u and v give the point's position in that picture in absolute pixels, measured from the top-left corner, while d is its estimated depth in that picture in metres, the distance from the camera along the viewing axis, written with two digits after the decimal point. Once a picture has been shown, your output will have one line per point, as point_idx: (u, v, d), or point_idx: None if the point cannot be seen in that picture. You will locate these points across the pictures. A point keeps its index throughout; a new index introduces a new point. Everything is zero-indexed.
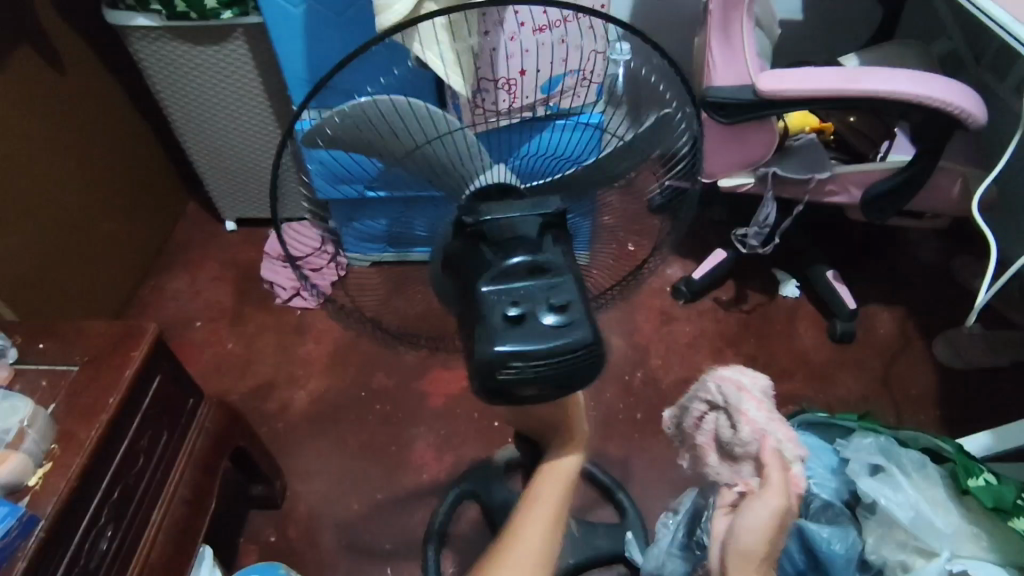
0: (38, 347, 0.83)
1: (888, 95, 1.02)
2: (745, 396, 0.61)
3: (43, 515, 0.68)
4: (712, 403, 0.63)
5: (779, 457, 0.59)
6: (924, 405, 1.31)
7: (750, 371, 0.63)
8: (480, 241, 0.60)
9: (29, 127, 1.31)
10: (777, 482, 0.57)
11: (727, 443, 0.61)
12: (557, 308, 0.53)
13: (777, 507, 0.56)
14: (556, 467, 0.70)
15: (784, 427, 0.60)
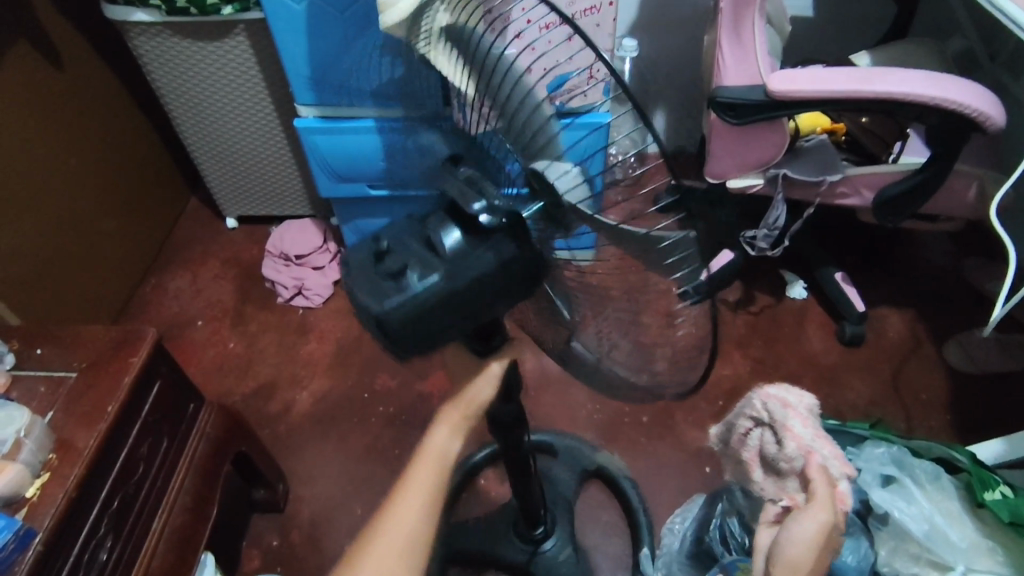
0: (35, 353, 0.81)
1: (902, 97, 1.00)
2: (790, 412, 0.59)
3: (41, 527, 0.67)
4: (757, 420, 0.62)
5: (825, 474, 0.57)
6: (934, 410, 1.29)
7: (796, 389, 0.62)
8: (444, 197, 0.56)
9: (27, 124, 1.29)
10: (823, 497, 0.55)
11: (772, 458, 0.60)
12: (394, 275, 0.51)
13: (825, 522, 0.54)
14: (432, 446, 0.65)
15: (830, 445, 0.58)
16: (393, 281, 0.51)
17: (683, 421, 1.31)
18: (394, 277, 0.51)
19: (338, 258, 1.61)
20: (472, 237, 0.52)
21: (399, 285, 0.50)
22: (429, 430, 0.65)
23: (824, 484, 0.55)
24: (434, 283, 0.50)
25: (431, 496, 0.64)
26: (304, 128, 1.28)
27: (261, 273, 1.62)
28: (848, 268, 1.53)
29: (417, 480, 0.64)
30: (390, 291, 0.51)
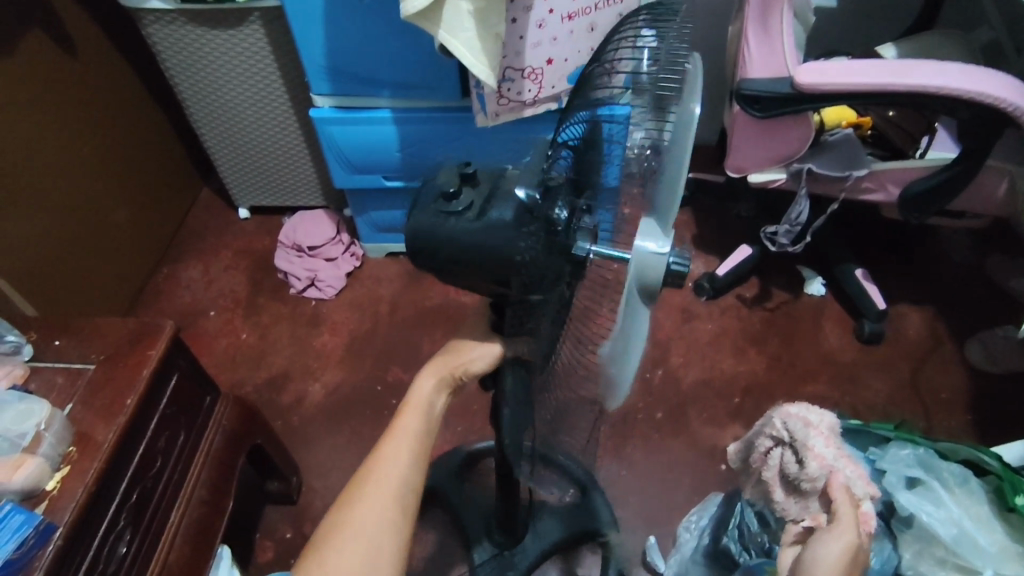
0: (54, 345, 0.80)
1: (934, 90, 0.97)
2: (809, 433, 0.74)
3: (61, 522, 0.66)
4: (778, 438, 0.78)
5: (846, 492, 0.68)
6: (955, 409, 1.27)
7: (818, 412, 0.76)
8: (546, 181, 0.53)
9: (41, 113, 1.28)
10: (846, 516, 0.64)
11: (794, 476, 0.74)
12: (445, 196, 0.53)
13: (850, 540, 0.61)
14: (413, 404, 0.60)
15: (849, 466, 0.71)
16: (442, 200, 0.52)
17: (697, 418, 1.29)
18: (444, 200, 0.52)
19: (351, 250, 1.60)
20: (529, 221, 0.51)
21: (448, 208, 0.52)
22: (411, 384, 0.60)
23: (847, 501, 0.65)
24: (462, 224, 0.51)
25: (413, 461, 0.59)
26: (319, 118, 1.25)
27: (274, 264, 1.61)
28: (868, 265, 1.50)
29: (400, 442, 0.59)
30: (439, 205, 0.52)
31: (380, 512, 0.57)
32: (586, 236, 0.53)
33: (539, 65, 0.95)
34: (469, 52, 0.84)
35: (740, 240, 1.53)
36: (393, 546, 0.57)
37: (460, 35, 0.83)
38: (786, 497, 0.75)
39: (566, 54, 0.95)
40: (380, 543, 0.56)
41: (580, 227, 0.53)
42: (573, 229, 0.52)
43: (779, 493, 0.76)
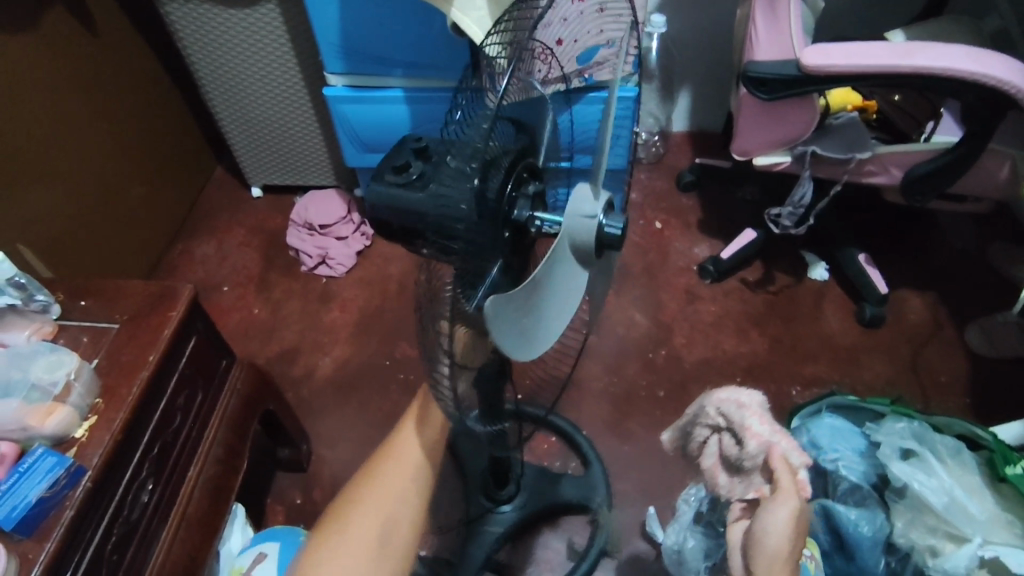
0: (80, 305, 0.84)
1: (941, 72, 0.99)
2: (746, 413, 0.63)
3: (90, 466, 0.70)
4: (714, 426, 0.66)
5: (788, 462, 0.59)
6: (952, 392, 1.30)
7: (746, 390, 0.66)
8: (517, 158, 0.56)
9: (63, 88, 1.31)
10: (789, 481, 0.57)
11: (734, 459, 0.63)
12: (395, 169, 0.55)
13: (795, 508, 0.55)
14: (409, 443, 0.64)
15: (788, 438, 0.61)
16: (394, 175, 0.54)
17: (698, 395, 1.32)
18: (396, 174, 0.55)
19: (362, 229, 1.63)
20: (484, 205, 0.51)
21: (406, 184, 0.54)
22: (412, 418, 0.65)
23: (790, 470, 0.57)
24: (412, 197, 0.53)
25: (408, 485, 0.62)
26: (333, 96, 1.28)
27: (286, 242, 1.64)
28: (870, 251, 1.52)
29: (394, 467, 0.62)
30: (393, 182, 0.54)
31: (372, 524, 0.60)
32: (528, 201, 0.55)
33: None
34: (479, 27, 0.90)
35: (744, 224, 1.55)
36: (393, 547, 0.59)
37: (472, 13, 0.90)
38: (727, 480, 0.64)
39: None
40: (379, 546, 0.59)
41: (525, 196, 0.55)
42: (517, 197, 0.55)
43: (720, 479, 0.65)
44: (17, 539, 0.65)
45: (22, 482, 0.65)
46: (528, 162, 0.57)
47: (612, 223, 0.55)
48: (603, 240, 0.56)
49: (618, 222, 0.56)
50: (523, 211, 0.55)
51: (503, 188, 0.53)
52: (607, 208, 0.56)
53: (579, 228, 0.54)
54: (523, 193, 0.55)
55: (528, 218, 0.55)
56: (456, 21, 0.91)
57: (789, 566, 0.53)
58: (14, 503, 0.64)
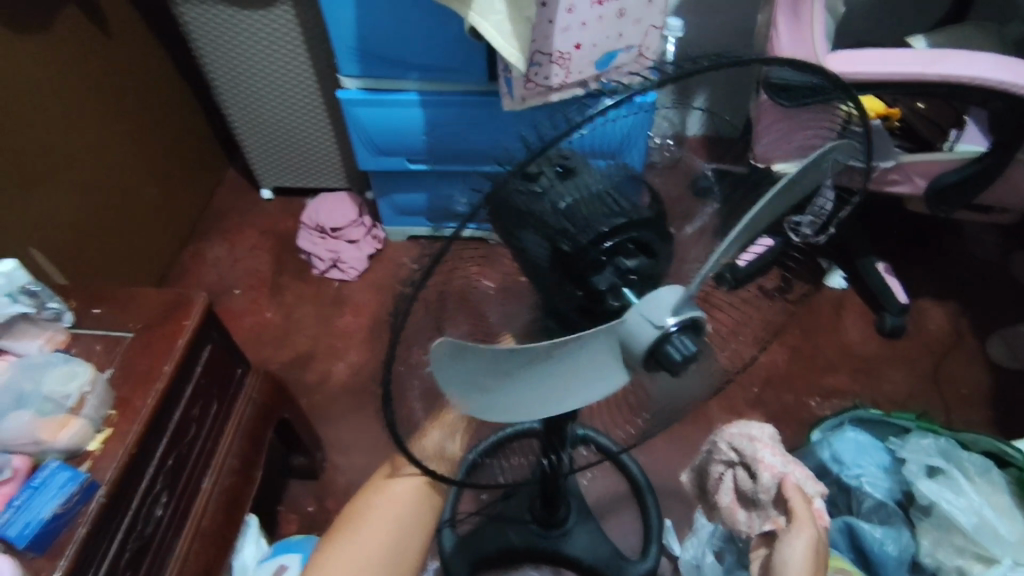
0: (94, 313, 0.83)
1: (969, 81, 0.97)
2: (758, 446, 0.61)
3: (104, 480, 0.68)
4: (728, 461, 0.63)
5: (801, 492, 0.58)
6: (975, 404, 1.27)
7: (756, 423, 0.63)
8: (626, 223, 0.54)
9: (76, 90, 1.30)
10: (804, 513, 0.56)
11: (749, 493, 0.60)
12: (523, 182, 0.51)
13: (810, 536, 0.55)
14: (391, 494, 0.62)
15: (801, 468, 0.60)
16: (522, 179, 0.50)
17: (716, 405, 1.30)
18: (524, 180, 0.50)
19: (374, 233, 1.61)
20: (560, 260, 0.54)
21: (524, 191, 0.51)
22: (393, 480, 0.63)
23: (803, 498, 0.57)
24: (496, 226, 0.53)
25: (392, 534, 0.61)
26: (347, 99, 1.26)
27: (298, 245, 1.63)
28: (891, 259, 1.50)
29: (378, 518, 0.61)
30: (519, 185, 0.50)
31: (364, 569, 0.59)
32: (610, 273, 0.54)
33: (567, 50, 1.00)
34: (499, 34, 0.88)
35: None
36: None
37: (492, 17, 0.88)
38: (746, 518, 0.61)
39: (593, 40, 1.00)
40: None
41: (614, 267, 0.54)
42: (605, 263, 0.54)
43: (737, 518, 0.62)
44: (30, 557, 0.64)
45: (35, 498, 0.64)
46: (640, 237, 0.55)
47: (681, 345, 0.49)
48: (661, 357, 0.50)
49: (686, 348, 0.49)
50: (605, 281, 0.54)
51: (591, 246, 0.53)
52: (685, 327, 0.50)
53: (636, 329, 0.50)
54: (613, 262, 0.55)
55: (607, 291, 0.54)
56: (474, 26, 0.89)
57: None
58: (28, 519, 0.62)
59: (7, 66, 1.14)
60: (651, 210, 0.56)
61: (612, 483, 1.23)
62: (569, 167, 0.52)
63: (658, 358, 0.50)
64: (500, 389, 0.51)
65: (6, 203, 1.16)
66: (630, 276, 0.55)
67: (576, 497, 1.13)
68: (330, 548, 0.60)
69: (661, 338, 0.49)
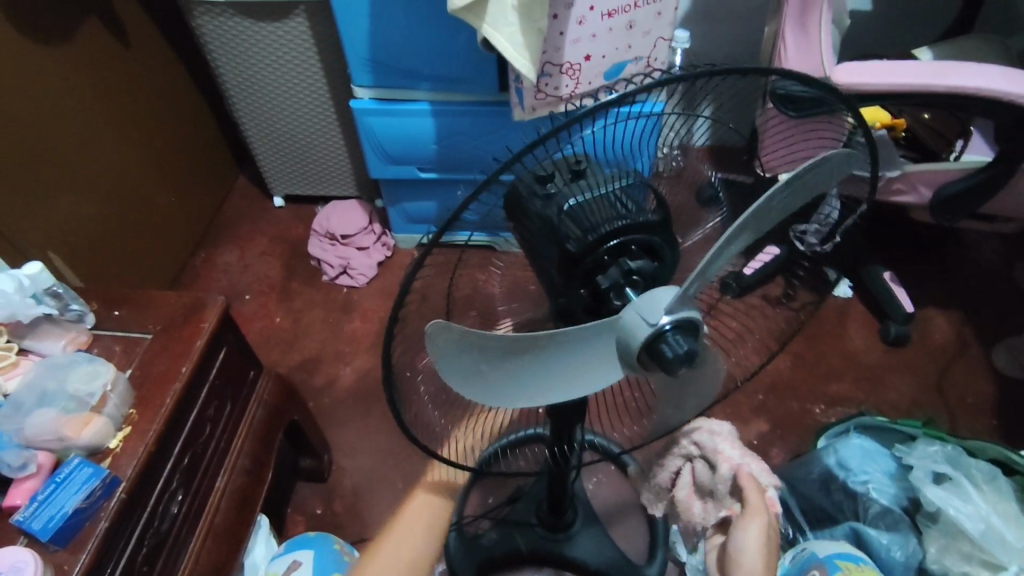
0: (114, 315, 0.84)
1: (975, 92, 0.98)
2: (718, 440, 0.75)
3: (125, 476, 0.70)
4: (688, 456, 0.77)
5: (755, 482, 0.68)
6: (980, 412, 1.28)
7: (717, 422, 0.78)
8: (632, 228, 0.53)
9: (96, 97, 1.34)
10: (755, 502, 0.65)
11: (707, 482, 0.75)
12: (536, 182, 0.53)
13: (760, 525, 0.63)
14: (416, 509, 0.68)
15: (756, 462, 0.73)
16: (534, 180, 0.53)
17: (722, 413, 1.31)
18: (536, 182, 0.53)
19: (383, 240, 1.63)
20: (568, 267, 0.54)
21: (536, 195, 0.53)
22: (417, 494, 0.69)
23: (755, 488, 0.66)
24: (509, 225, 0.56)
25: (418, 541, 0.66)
26: (359, 109, 1.29)
27: (308, 251, 1.65)
28: (895, 267, 1.51)
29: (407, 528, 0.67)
30: (530, 187, 0.53)
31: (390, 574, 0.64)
32: (610, 278, 0.54)
33: (577, 61, 1.03)
34: (511, 45, 0.90)
35: None
36: None
37: (505, 29, 0.89)
38: (701, 507, 0.76)
39: (604, 51, 1.04)
40: None
41: (619, 267, 0.54)
42: (609, 264, 0.54)
43: (696, 504, 0.77)
44: (52, 550, 0.65)
45: (59, 493, 0.65)
46: (645, 240, 0.54)
47: (675, 343, 0.51)
48: (656, 355, 0.52)
49: (680, 346, 0.51)
50: (608, 280, 0.54)
51: (592, 249, 0.53)
52: (680, 325, 0.52)
53: (633, 327, 0.52)
54: (618, 263, 0.54)
55: (609, 289, 0.54)
56: (487, 37, 0.90)
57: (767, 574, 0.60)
58: (52, 513, 0.64)
59: (28, 73, 1.17)
60: (658, 215, 0.55)
61: (617, 488, 1.24)
62: (579, 168, 0.53)
63: (654, 357, 0.52)
64: (501, 383, 0.53)
65: (26, 208, 1.18)
66: (633, 277, 0.54)
67: (582, 499, 1.14)
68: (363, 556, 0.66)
69: (656, 336, 0.51)
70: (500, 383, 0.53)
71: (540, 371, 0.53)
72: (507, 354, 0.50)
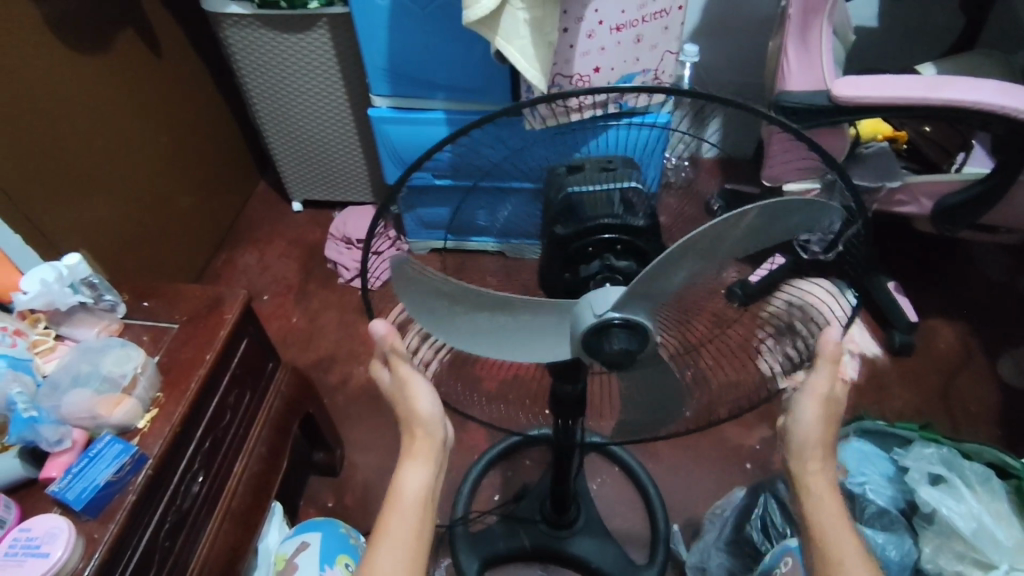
0: (143, 306, 0.90)
1: (971, 106, 1.00)
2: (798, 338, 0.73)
3: (151, 455, 0.75)
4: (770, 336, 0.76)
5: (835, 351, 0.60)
6: (984, 421, 1.29)
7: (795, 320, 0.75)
8: (626, 233, 0.57)
9: (130, 104, 1.41)
10: (823, 368, 0.61)
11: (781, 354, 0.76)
12: (568, 172, 0.60)
13: (821, 396, 0.61)
14: (401, 492, 0.61)
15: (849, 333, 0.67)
16: (565, 172, 0.61)
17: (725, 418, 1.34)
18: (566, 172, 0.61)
19: None
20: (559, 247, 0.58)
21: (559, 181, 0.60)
22: (400, 473, 0.62)
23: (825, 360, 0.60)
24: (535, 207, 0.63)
25: (418, 522, 0.61)
26: (377, 116, 1.34)
27: (324, 254, 1.71)
28: (900, 277, 1.53)
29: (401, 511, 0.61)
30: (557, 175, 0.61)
31: (399, 548, 0.59)
32: (596, 264, 0.58)
33: (586, 73, 1.08)
34: (522, 56, 0.95)
35: None
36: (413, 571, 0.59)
37: (516, 41, 0.94)
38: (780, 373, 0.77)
39: (612, 63, 1.08)
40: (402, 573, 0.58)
41: (603, 262, 0.58)
42: (591, 256, 0.58)
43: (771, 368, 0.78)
44: (84, 520, 0.70)
45: (90, 467, 0.70)
46: (631, 243, 0.57)
47: (617, 339, 0.56)
48: (598, 341, 0.56)
49: (620, 341, 0.56)
50: (589, 270, 0.58)
51: (580, 237, 0.57)
52: (625, 323, 0.55)
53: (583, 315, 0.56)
54: (602, 257, 0.58)
55: (588, 279, 0.59)
56: (499, 49, 0.95)
57: (819, 442, 0.62)
58: (84, 485, 0.69)
59: (66, 81, 1.24)
60: (646, 221, 0.57)
61: (621, 488, 1.27)
62: (610, 167, 0.60)
63: (597, 350, 0.57)
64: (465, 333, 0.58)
65: (63, 208, 1.25)
66: (615, 275, 0.58)
67: (586, 496, 1.18)
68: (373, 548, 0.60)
69: (601, 327, 0.55)
70: (460, 327, 0.58)
71: (502, 329, 0.58)
72: (454, 305, 0.55)
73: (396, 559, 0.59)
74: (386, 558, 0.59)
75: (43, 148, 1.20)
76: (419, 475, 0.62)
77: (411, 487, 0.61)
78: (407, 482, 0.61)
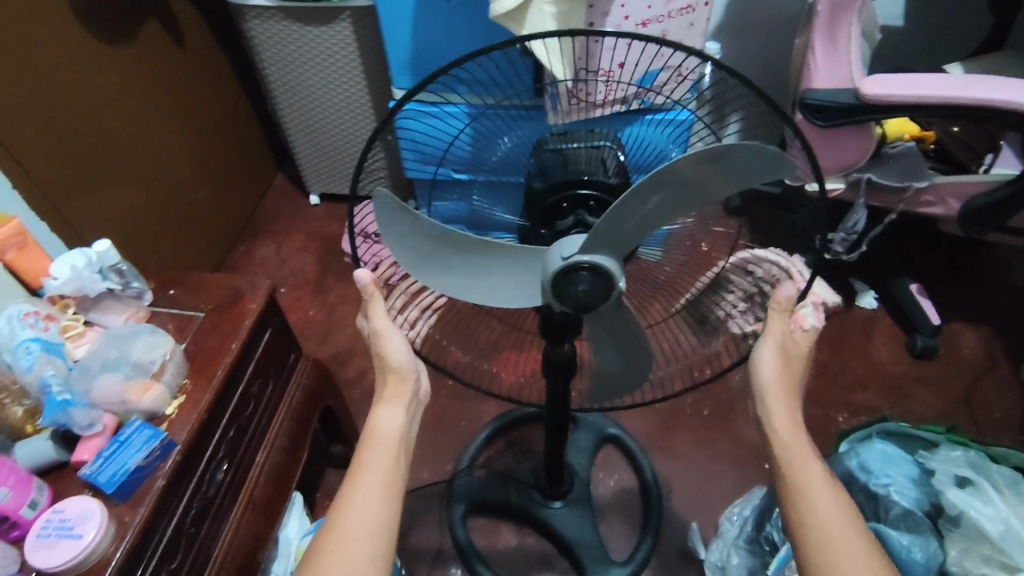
0: (168, 294, 0.90)
1: (1004, 106, 0.99)
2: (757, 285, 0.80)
3: (179, 441, 0.75)
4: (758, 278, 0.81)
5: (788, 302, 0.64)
6: (1008, 427, 1.27)
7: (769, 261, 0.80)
8: (601, 195, 0.66)
9: (153, 96, 1.42)
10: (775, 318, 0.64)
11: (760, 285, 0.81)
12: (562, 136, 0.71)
13: (776, 339, 0.64)
14: (379, 431, 0.63)
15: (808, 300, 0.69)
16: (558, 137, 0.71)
17: (743, 418, 1.33)
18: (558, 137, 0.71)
19: None
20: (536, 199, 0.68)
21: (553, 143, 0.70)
22: (375, 415, 0.64)
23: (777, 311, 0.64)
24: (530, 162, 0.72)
25: (394, 461, 0.62)
26: None
27: (341, 248, 1.71)
28: (923, 280, 1.51)
29: (380, 448, 0.62)
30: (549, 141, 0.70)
31: (374, 487, 0.59)
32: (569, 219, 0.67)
33: None
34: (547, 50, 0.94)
35: None
36: (390, 513, 0.59)
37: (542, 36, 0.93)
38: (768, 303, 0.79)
39: None
40: (376, 511, 0.58)
41: (577, 217, 0.67)
42: (567, 211, 0.67)
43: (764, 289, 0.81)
44: (114, 504, 0.70)
45: (121, 451, 0.71)
46: (602, 200, 0.66)
47: (582, 281, 0.62)
48: (566, 285, 0.63)
49: (584, 283, 0.62)
50: (565, 223, 0.67)
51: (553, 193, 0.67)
52: (592, 267, 0.61)
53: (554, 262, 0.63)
54: (576, 213, 0.67)
55: (565, 230, 0.67)
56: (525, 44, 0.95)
57: (781, 387, 0.63)
58: (115, 469, 0.69)
59: (92, 72, 1.25)
60: (617, 180, 0.67)
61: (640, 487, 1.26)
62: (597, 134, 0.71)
63: (567, 294, 0.63)
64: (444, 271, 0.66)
65: (88, 197, 1.26)
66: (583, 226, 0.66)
67: None
68: (346, 491, 0.59)
69: (569, 270, 0.62)
70: (437, 267, 0.66)
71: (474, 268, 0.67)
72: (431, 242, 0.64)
73: (373, 485, 0.59)
74: (361, 487, 0.59)
75: (70, 138, 1.21)
76: (395, 416, 0.64)
77: (388, 425, 0.63)
78: (384, 421, 0.64)
